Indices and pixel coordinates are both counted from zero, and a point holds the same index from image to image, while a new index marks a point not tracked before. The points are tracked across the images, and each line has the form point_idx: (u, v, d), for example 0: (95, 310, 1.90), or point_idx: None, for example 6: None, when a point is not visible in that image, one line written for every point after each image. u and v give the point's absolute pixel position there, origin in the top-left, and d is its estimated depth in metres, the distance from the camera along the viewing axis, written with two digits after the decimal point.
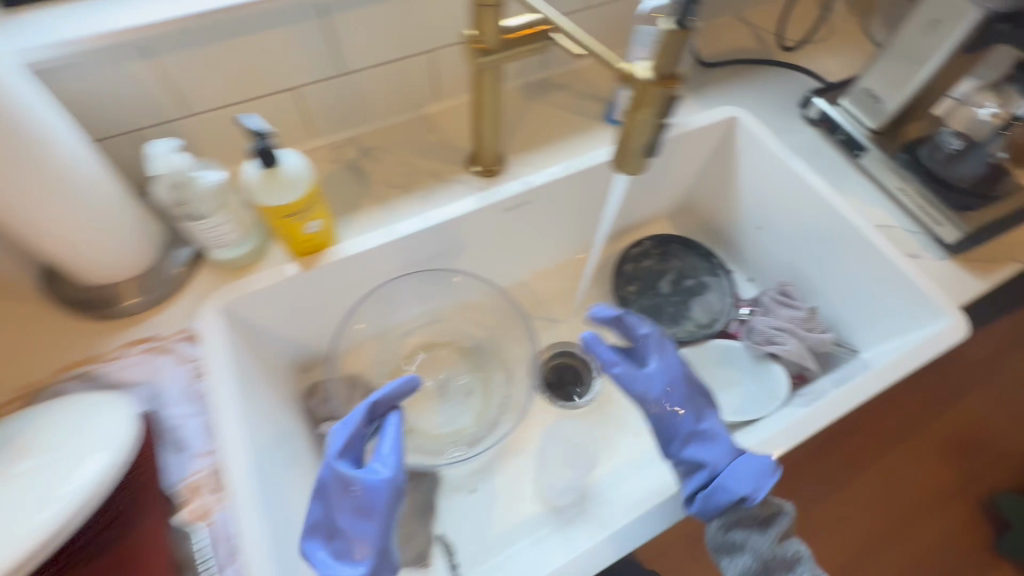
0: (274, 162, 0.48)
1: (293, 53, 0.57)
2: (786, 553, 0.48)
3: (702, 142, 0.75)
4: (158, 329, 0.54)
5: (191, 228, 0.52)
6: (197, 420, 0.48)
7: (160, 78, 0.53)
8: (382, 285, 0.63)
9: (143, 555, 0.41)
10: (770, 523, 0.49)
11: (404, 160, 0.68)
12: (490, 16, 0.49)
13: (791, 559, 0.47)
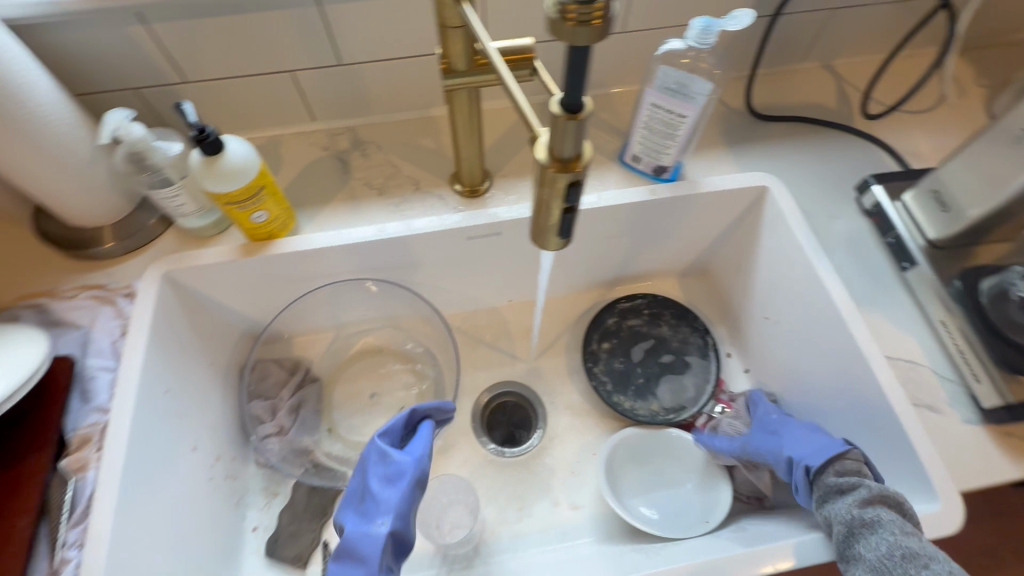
0: (216, 150, 0.48)
1: (290, 38, 0.57)
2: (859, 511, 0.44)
3: (724, 208, 0.65)
4: (116, 280, 0.58)
5: (151, 195, 0.54)
6: (111, 374, 0.52)
7: (156, 41, 0.54)
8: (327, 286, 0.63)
9: (22, 486, 0.45)
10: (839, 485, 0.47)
11: (392, 161, 0.67)
12: (457, 38, 0.44)
13: (876, 502, 0.44)
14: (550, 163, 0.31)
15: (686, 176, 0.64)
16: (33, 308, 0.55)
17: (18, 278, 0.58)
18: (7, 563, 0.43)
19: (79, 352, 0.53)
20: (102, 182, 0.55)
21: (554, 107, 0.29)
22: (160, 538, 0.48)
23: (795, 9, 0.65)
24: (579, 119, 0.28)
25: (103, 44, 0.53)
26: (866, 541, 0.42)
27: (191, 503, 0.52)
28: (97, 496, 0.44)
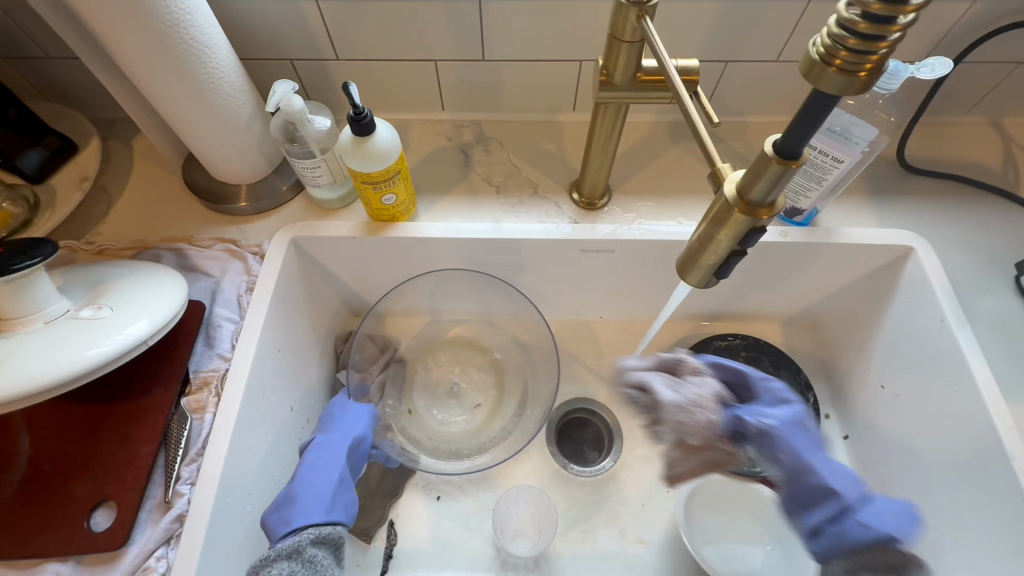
0: (368, 132, 0.49)
1: (444, 29, 0.58)
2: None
3: (856, 263, 0.61)
4: (246, 237, 0.62)
5: (293, 163, 0.56)
6: (233, 325, 0.55)
7: (322, 18, 0.57)
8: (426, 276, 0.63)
9: (150, 415, 0.49)
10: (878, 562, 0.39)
11: (513, 161, 0.67)
12: (627, 52, 0.43)
13: (898, 573, 0.38)
14: (738, 204, 0.29)
15: (819, 222, 0.60)
16: (172, 251, 0.59)
17: (163, 221, 0.62)
18: (130, 484, 0.46)
19: (208, 299, 0.56)
20: (250, 144, 0.58)
21: (765, 148, 0.27)
22: (254, 488, 0.50)
23: (978, 59, 0.59)
24: (792, 166, 0.26)
25: (276, 15, 0.56)
26: None
27: (282, 460, 0.55)
28: (212, 439, 0.47)
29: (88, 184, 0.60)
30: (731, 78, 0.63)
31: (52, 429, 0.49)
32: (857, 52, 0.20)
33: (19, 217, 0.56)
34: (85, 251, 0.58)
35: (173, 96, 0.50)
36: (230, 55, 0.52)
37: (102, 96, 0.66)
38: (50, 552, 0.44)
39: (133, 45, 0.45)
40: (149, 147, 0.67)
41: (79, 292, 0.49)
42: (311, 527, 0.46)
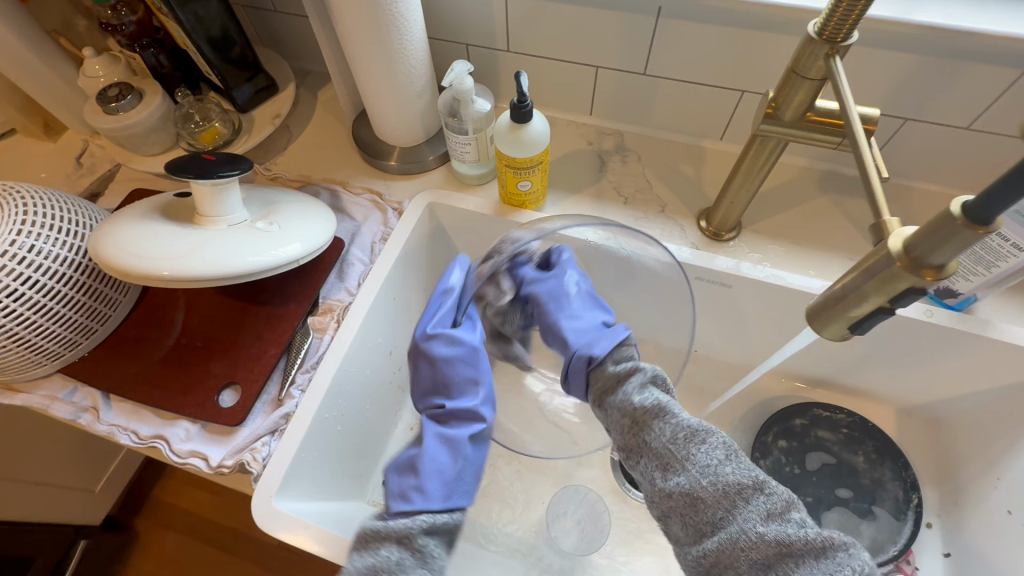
0: (524, 120, 0.52)
1: (615, 38, 0.60)
2: (653, 395, 0.41)
3: (1010, 367, 0.54)
4: (391, 193, 0.68)
5: (447, 135, 0.62)
6: (363, 266, 0.61)
7: (506, 10, 0.61)
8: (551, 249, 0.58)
9: (282, 324, 0.57)
10: (636, 386, 0.43)
11: (647, 176, 0.67)
12: (802, 87, 0.42)
13: (662, 408, 0.40)
14: (901, 258, 0.28)
15: (973, 311, 0.55)
16: (329, 191, 0.67)
17: (327, 164, 0.71)
18: (254, 376, 0.54)
19: (348, 238, 0.63)
20: (415, 111, 0.65)
21: (951, 207, 0.25)
22: (346, 412, 0.56)
23: None
24: (977, 231, 0.24)
25: (467, 2, 0.62)
26: (673, 433, 0.39)
27: (372, 395, 0.60)
28: (326, 357, 0.54)
29: (279, 120, 0.70)
30: (905, 137, 0.58)
31: (207, 313, 0.58)
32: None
33: (223, 137, 0.67)
34: (263, 176, 0.68)
35: (366, 59, 0.57)
36: (422, 32, 0.59)
37: (306, 49, 0.76)
38: (185, 412, 0.52)
39: (351, 9, 0.52)
40: (331, 99, 0.76)
41: (255, 207, 0.58)
42: (424, 513, 0.44)
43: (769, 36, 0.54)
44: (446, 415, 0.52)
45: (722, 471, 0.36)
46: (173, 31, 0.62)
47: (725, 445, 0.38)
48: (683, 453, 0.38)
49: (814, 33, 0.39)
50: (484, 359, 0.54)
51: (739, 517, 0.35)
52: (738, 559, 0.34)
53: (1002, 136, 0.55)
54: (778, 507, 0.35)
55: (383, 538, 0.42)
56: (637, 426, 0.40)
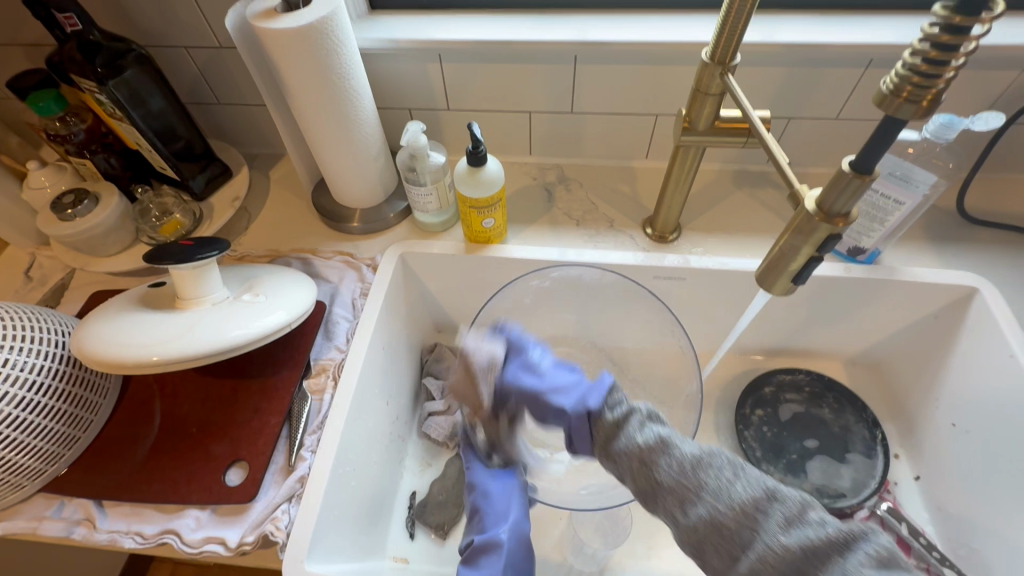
0: (481, 164, 0.58)
1: (542, 86, 0.69)
2: (662, 438, 0.37)
3: (920, 302, 0.64)
4: (359, 252, 0.72)
5: (408, 189, 0.67)
6: (348, 323, 0.63)
7: (442, 76, 0.68)
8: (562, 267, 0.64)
9: (277, 393, 0.57)
10: (633, 433, 0.38)
11: (591, 199, 0.75)
12: (707, 101, 0.51)
13: (661, 445, 0.36)
14: (818, 214, 0.35)
15: (881, 261, 0.65)
16: (300, 259, 0.69)
17: (291, 236, 0.73)
18: (260, 448, 0.53)
19: (327, 300, 0.66)
20: (373, 172, 0.69)
21: (842, 167, 0.33)
22: (357, 466, 0.56)
23: None
24: (865, 179, 0.32)
25: (406, 73, 0.69)
26: (670, 454, 0.36)
27: (376, 447, 0.61)
28: (331, 415, 0.54)
29: (239, 203, 0.73)
30: (793, 133, 0.70)
31: (196, 397, 0.58)
32: (930, 72, 0.26)
33: (185, 227, 0.68)
34: (230, 257, 0.69)
35: (325, 131, 0.62)
36: (372, 104, 0.65)
37: (253, 134, 0.80)
38: (190, 500, 0.50)
39: (307, 90, 0.58)
40: (283, 178, 0.80)
41: (234, 284, 0.59)
42: None
43: (669, 68, 0.64)
44: (476, 557, 0.48)
45: (745, 518, 0.32)
46: (127, 134, 0.65)
47: (728, 463, 0.34)
48: (696, 481, 0.34)
49: (708, 58, 0.49)
50: (516, 498, 0.52)
51: (764, 532, 0.31)
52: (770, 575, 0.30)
53: (864, 120, 0.67)
54: (793, 515, 0.31)
55: (730, 550, 0.32)
56: (644, 468, 0.36)
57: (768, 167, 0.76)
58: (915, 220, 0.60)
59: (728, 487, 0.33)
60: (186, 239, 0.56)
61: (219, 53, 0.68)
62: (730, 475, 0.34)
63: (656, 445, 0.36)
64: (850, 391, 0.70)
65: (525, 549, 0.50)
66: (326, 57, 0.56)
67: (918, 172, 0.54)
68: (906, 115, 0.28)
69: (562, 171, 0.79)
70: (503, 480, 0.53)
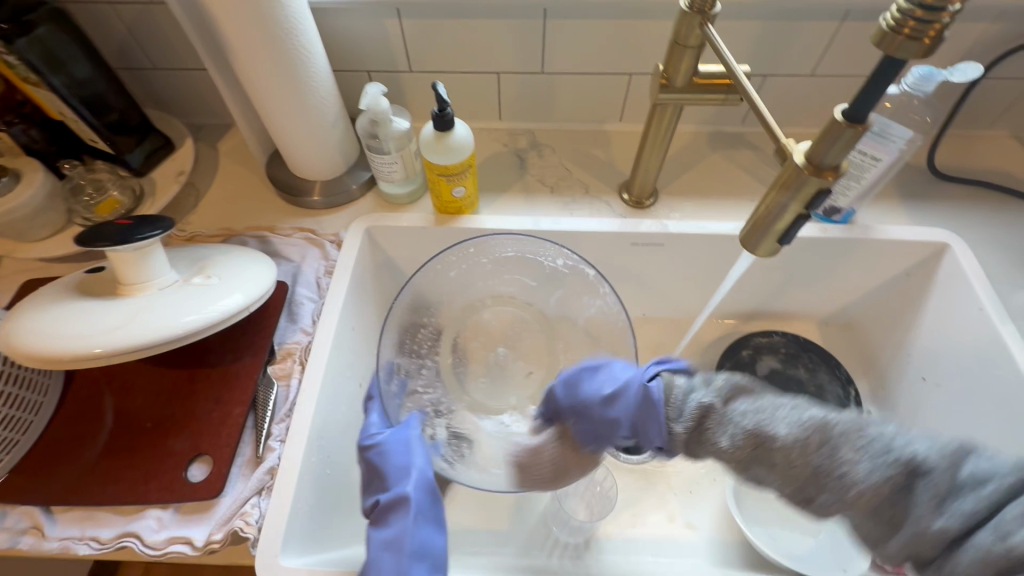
0: (448, 128, 0.54)
1: (510, 43, 0.64)
2: (734, 412, 0.36)
3: (892, 260, 0.65)
4: (322, 227, 0.67)
5: (371, 158, 0.62)
6: (313, 304, 0.60)
7: (402, 33, 0.63)
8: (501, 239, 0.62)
9: (240, 381, 0.54)
10: (711, 417, 0.36)
11: (565, 164, 0.72)
12: (685, 55, 0.48)
13: (757, 432, 0.34)
14: (807, 168, 0.34)
15: (856, 221, 0.65)
16: (257, 238, 0.64)
17: (245, 212, 0.68)
18: (224, 440, 0.50)
19: (289, 279, 0.61)
20: (331, 141, 0.64)
21: (833, 117, 0.32)
22: (331, 452, 0.53)
23: (1003, 75, 0.64)
24: (858, 129, 0.31)
25: (362, 31, 0.63)
26: (820, 452, 0.32)
27: (352, 432, 0.58)
28: (299, 401, 0.51)
29: (185, 177, 0.67)
30: (769, 90, 0.68)
31: (150, 391, 0.53)
32: (933, 7, 0.24)
33: (124, 205, 0.63)
34: (178, 238, 0.64)
35: (274, 95, 0.57)
36: (326, 64, 0.59)
37: (196, 103, 0.73)
38: (148, 499, 0.47)
39: (251, 49, 0.52)
40: (232, 151, 0.74)
41: (184, 266, 0.54)
42: None
43: (643, 23, 0.61)
44: (386, 516, 0.47)
45: (861, 476, 0.31)
46: (48, 103, 0.58)
47: (853, 431, 0.32)
48: (826, 466, 0.32)
49: (686, 7, 0.46)
50: (418, 448, 0.51)
51: (914, 512, 0.30)
52: (931, 548, 0.30)
53: (839, 77, 0.66)
54: (949, 487, 0.30)
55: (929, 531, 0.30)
56: (745, 465, 0.35)
57: (743, 128, 0.75)
58: (888, 178, 0.60)
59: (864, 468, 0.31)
60: (125, 218, 0.51)
61: (149, 9, 0.61)
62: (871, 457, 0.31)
63: (735, 436, 0.35)
64: (823, 350, 0.71)
65: (433, 497, 0.49)
66: (270, 9, 0.50)
67: (895, 127, 0.53)
68: (905, 57, 0.26)
69: (533, 137, 0.75)
70: (402, 433, 0.52)
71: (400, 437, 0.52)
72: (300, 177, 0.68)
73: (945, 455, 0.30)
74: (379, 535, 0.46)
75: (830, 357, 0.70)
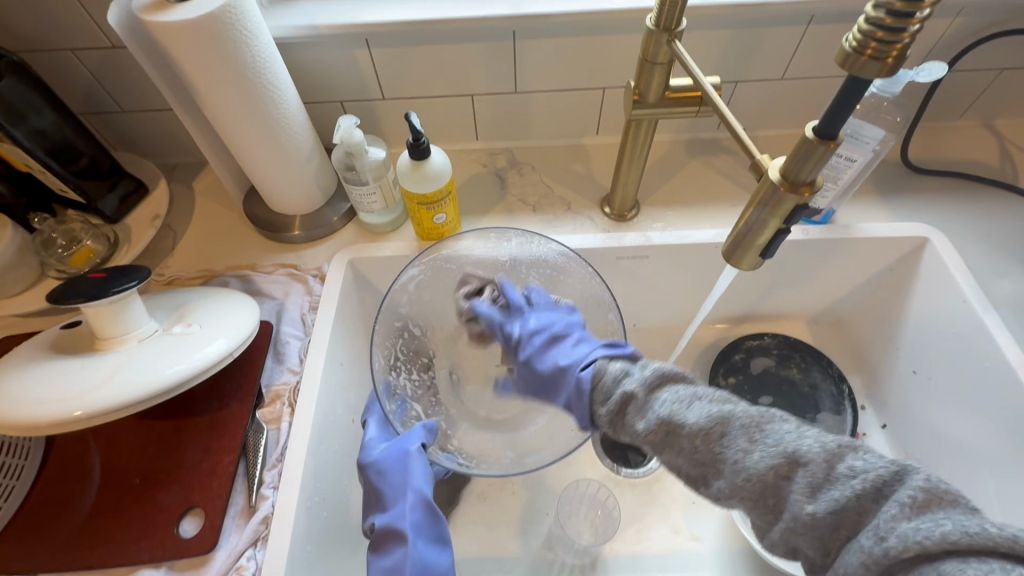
0: (424, 157, 0.54)
1: (481, 66, 0.64)
2: (656, 399, 0.38)
3: (876, 256, 0.65)
4: (304, 262, 0.66)
5: (350, 190, 0.62)
6: (300, 341, 0.59)
7: (372, 63, 0.63)
8: (415, 267, 0.57)
9: (228, 427, 0.52)
10: (632, 404, 0.38)
11: (545, 181, 0.72)
12: (655, 71, 0.49)
13: (667, 420, 0.36)
14: (783, 184, 0.34)
15: (836, 220, 0.65)
16: (238, 277, 0.64)
17: (225, 252, 0.67)
18: (215, 491, 0.49)
19: (274, 318, 0.60)
20: (308, 175, 0.64)
21: (805, 134, 0.32)
22: (327, 494, 0.52)
23: (968, 67, 0.65)
24: (829, 145, 0.31)
25: (332, 62, 0.63)
26: (709, 443, 0.35)
27: (347, 471, 0.57)
28: (290, 444, 0.50)
29: (161, 221, 0.66)
30: (743, 96, 0.69)
31: (136, 445, 0.52)
32: (895, 27, 0.24)
33: (98, 254, 0.61)
34: (158, 283, 0.63)
35: (247, 134, 0.56)
36: (297, 99, 0.59)
37: (168, 143, 0.72)
38: (138, 561, 0.46)
39: (219, 90, 0.51)
40: (208, 190, 0.72)
41: (163, 314, 0.53)
42: None
43: (611, 38, 0.61)
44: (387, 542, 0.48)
45: (751, 462, 0.33)
46: (15, 157, 0.56)
47: (749, 426, 0.34)
48: (717, 446, 0.34)
49: (653, 25, 0.46)
50: (417, 465, 0.51)
51: (789, 499, 0.32)
52: (808, 538, 0.31)
53: (809, 79, 0.67)
54: (822, 475, 0.31)
55: (805, 531, 0.31)
56: (658, 447, 0.37)
57: (718, 134, 0.75)
58: (865, 177, 0.60)
59: (734, 451, 0.34)
60: (99, 271, 0.50)
61: (112, 53, 0.60)
62: (751, 445, 0.33)
63: (642, 413, 0.38)
64: (815, 350, 0.71)
65: (432, 515, 0.51)
66: (236, 49, 0.49)
67: (867, 125, 0.54)
68: (872, 76, 0.26)
69: (511, 156, 0.75)
70: (399, 449, 0.52)
71: (405, 455, 0.51)
72: (279, 213, 0.67)
73: (826, 451, 0.32)
74: (378, 564, 0.47)
75: (823, 356, 0.70)
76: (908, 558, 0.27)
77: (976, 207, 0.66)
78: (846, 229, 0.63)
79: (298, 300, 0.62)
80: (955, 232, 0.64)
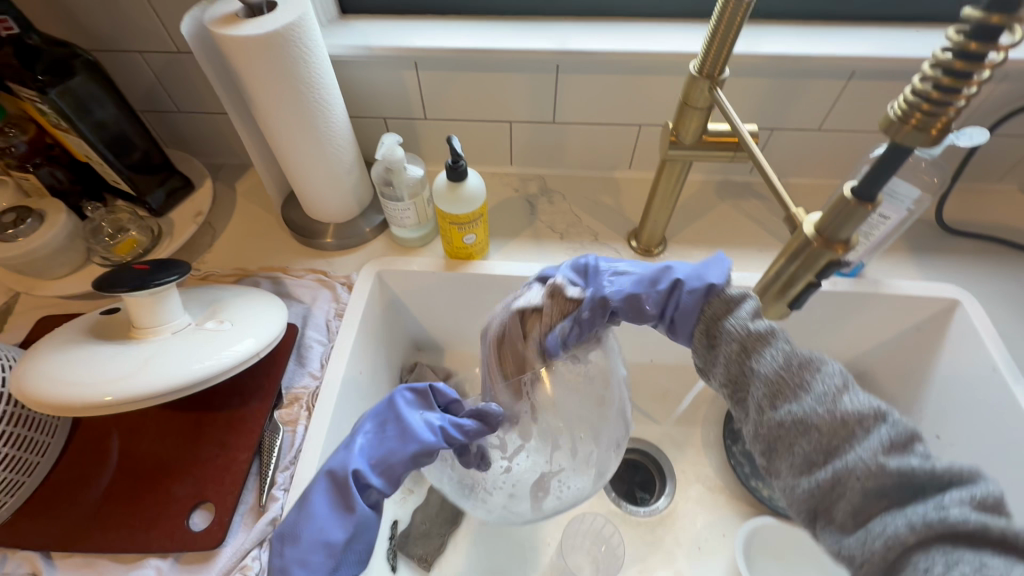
0: (461, 179, 0.55)
1: (523, 96, 0.66)
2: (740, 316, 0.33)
3: (903, 314, 0.64)
4: (334, 269, 0.68)
5: (385, 205, 0.64)
6: (322, 347, 0.60)
7: (418, 85, 0.65)
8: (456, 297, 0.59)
9: (246, 425, 0.53)
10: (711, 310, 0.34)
11: (575, 211, 0.73)
12: (694, 116, 0.50)
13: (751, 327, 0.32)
14: (817, 240, 0.34)
15: (865, 274, 0.65)
16: (270, 279, 0.65)
17: (260, 253, 0.69)
18: (227, 488, 0.50)
19: (300, 321, 0.62)
20: (346, 185, 0.66)
21: (843, 193, 0.32)
22: None
23: (1009, 132, 0.64)
24: (868, 206, 0.31)
25: (380, 81, 0.65)
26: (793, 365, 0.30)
27: None
28: (304, 448, 0.51)
29: (203, 218, 0.68)
30: (779, 143, 0.69)
31: (157, 434, 0.53)
32: (941, 100, 0.25)
33: (141, 245, 0.64)
34: (193, 277, 0.65)
35: (294, 143, 0.58)
36: (344, 114, 0.61)
37: (217, 144, 0.75)
38: (147, 549, 0.46)
39: (273, 100, 0.54)
40: (249, 193, 0.75)
41: (198, 308, 0.55)
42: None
43: (651, 78, 0.63)
44: (353, 495, 0.39)
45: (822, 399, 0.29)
46: (77, 148, 0.60)
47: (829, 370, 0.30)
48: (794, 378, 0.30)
49: (696, 71, 0.47)
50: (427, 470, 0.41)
51: (846, 454, 0.28)
52: (839, 494, 0.28)
53: (846, 132, 0.67)
54: (894, 442, 0.27)
55: (839, 486, 0.28)
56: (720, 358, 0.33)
57: (751, 178, 0.76)
58: (898, 233, 0.60)
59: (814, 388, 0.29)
60: (142, 262, 0.52)
61: (177, 58, 0.63)
62: (824, 385, 0.29)
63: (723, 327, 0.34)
64: None
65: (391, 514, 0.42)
66: (293, 64, 0.52)
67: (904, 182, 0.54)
68: (916, 143, 0.27)
69: (543, 183, 0.77)
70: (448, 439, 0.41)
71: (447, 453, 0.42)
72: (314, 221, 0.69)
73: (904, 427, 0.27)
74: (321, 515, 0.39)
75: None
76: (942, 540, 0.24)
77: (1011, 273, 0.65)
78: (875, 284, 0.63)
79: (324, 307, 0.63)
80: (988, 298, 0.63)
